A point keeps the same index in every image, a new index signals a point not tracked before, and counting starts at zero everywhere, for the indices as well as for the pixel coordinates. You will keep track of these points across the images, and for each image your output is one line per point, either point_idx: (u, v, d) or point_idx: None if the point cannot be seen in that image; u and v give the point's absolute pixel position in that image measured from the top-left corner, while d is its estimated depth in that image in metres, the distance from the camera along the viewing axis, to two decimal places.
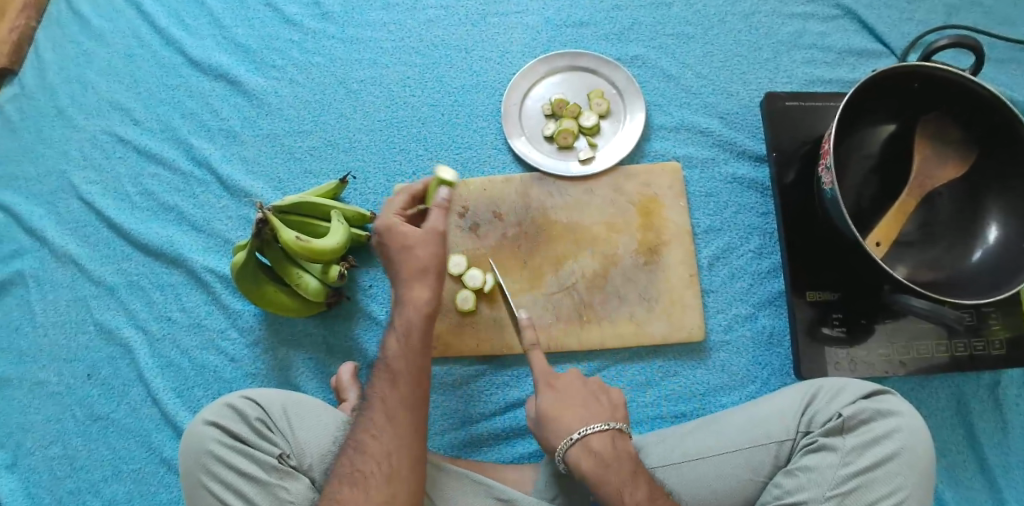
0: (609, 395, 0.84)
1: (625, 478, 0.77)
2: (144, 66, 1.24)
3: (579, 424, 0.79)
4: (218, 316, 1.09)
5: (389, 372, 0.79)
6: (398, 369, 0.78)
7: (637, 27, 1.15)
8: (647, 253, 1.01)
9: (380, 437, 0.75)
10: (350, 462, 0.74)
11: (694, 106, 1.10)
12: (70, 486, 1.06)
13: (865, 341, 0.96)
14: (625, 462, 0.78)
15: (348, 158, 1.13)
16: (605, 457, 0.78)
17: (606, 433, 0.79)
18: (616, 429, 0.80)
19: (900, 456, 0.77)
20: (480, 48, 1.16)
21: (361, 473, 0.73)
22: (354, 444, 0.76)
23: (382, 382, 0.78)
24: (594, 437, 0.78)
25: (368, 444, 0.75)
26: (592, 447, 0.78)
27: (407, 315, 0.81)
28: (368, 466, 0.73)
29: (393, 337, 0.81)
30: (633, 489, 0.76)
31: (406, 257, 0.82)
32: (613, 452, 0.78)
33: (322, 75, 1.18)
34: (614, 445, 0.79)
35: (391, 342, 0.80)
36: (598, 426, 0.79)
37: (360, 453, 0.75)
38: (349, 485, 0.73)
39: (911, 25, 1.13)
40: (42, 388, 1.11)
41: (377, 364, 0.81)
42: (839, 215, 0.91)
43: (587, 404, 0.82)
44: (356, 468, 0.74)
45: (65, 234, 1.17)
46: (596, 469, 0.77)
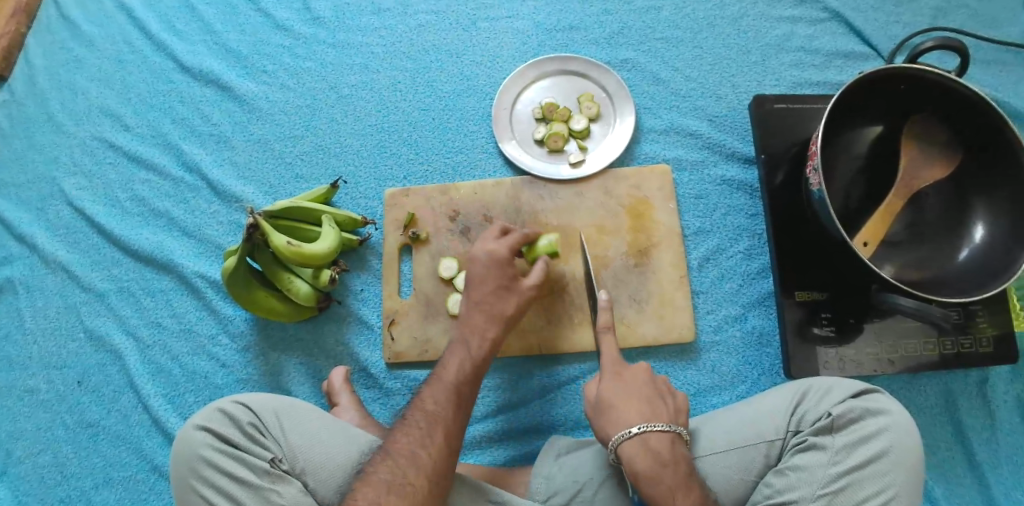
0: (674, 399, 0.85)
1: (679, 481, 0.76)
2: (135, 72, 1.24)
3: (641, 423, 0.80)
4: (209, 321, 1.09)
5: (455, 395, 0.83)
6: (463, 393, 0.84)
7: (626, 30, 1.16)
8: (638, 255, 1.02)
9: (435, 455, 0.77)
10: (401, 471, 0.75)
11: (683, 109, 1.11)
12: (60, 493, 1.05)
13: (854, 340, 0.96)
14: (681, 466, 0.77)
15: (339, 162, 1.13)
16: (662, 457, 0.77)
17: (666, 435, 0.79)
18: (676, 432, 0.80)
19: (889, 454, 0.77)
20: (471, 52, 1.17)
21: (410, 487, 0.74)
22: (405, 455, 0.76)
23: (447, 401, 0.82)
24: (654, 436, 0.78)
25: (421, 458, 0.76)
26: (651, 446, 0.78)
27: (476, 345, 0.88)
28: (419, 481, 0.75)
29: (460, 360, 0.87)
30: (685, 494, 0.75)
31: (490, 296, 0.90)
32: (671, 455, 0.78)
33: (314, 80, 1.18)
34: (670, 449, 0.78)
35: (459, 365, 0.86)
36: (661, 427, 0.79)
37: (414, 465, 0.75)
38: (398, 495, 0.73)
39: (897, 28, 1.14)
40: (31, 395, 1.10)
41: (438, 383, 0.84)
42: (826, 216, 0.92)
43: (656, 407, 0.82)
44: (406, 480, 0.74)
45: (54, 240, 1.17)
46: (651, 470, 0.77)
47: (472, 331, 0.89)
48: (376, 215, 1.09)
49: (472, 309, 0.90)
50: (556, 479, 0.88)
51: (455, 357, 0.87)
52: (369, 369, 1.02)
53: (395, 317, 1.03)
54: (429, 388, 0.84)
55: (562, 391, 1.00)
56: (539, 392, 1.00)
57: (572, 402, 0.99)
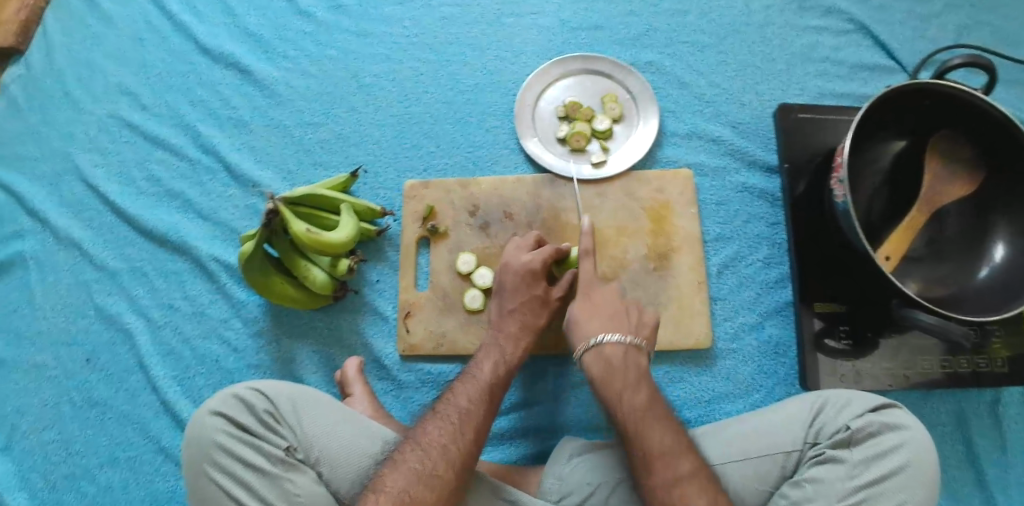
0: (638, 316, 0.87)
1: (629, 382, 0.80)
2: (154, 51, 1.23)
3: (596, 335, 0.84)
4: (222, 305, 1.08)
5: (488, 393, 0.83)
6: (495, 392, 0.83)
7: (652, 33, 1.15)
8: (657, 259, 1.01)
9: (465, 449, 0.77)
10: (432, 463, 0.75)
11: (706, 115, 1.11)
12: (64, 471, 1.04)
13: (870, 354, 0.96)
14: (633, 372, 0.82)
15: (359, 152, 1.12)
16: (614, 364, 0.82)
17: (620, 345, 0.83)
18: (632, 344, 0.83)
19: (906, 470, 0.77)
20: (495, 47, 1.16)
21: (439, 479, 0.74)
22: (435, 446, 0.76)
23: (480, 398, 0.82)
24: (609, 346, 0.83)
25: (451, 451, 0.76)
26: (605, 355, 0.83)
27: (510, 348, 0.88)
28: (447, 474, 0.74)
29: (487, 361, 0.87)
30: (634, 393, 0.79)
31: (516, 297, 0.91)
32: (622, 361, 0.82)
33: (335, 68, 1.18)
34: (624, 358, 0.82)
35: (485, 365, 0.86)
36: (618, 338, 0.83)
37: (444, 457, 0.75)
38: (426, 486, 0.73)
39: (922, 43, 1.14)
40: (39, 371, 1.10)
41: (470, 379, 0.84)
42: (850, 227, 0.91)
43: (621, 324, 0.85)
44: (435, 472, 0.74)
45: (68, 217, 1.16)
46: (603, 376, 0.82)
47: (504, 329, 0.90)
48: (394, 207, 1.08)
49: (505, 313, 0.91)
50: (568, 480, 0.87)
51: (482, 358, 0.87)
52: (382, 360, 1.02)
53: (410, 309, 1.02)
54: (461, 384, 0.84)
55: (575, 392, 1.00)
56: (553, 392, 1.00)
57: (585, 404, 0.99)
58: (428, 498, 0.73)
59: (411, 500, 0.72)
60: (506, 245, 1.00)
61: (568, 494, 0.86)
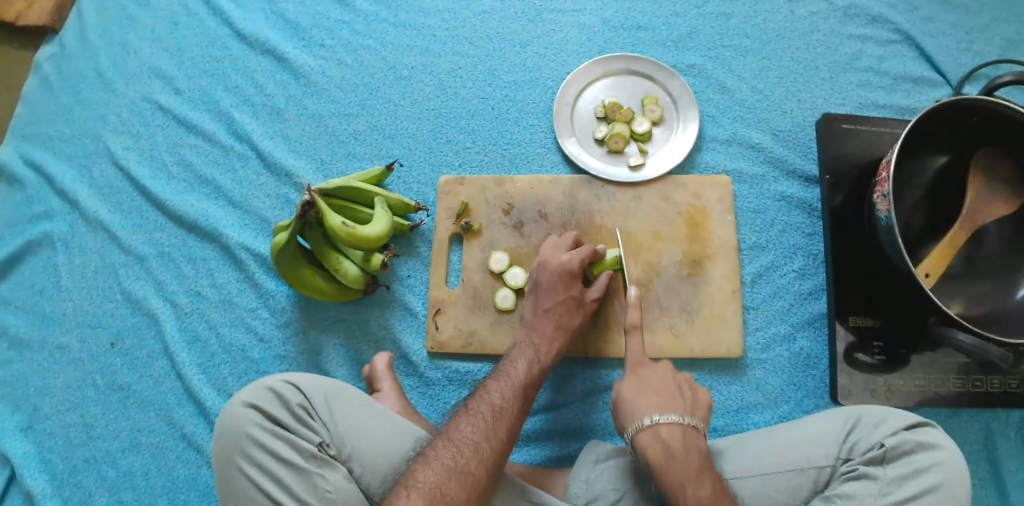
0: (693, 395, 0.85)
1: (692, 469, 0.76)
2: (189, 35, 1.22)
3: (651, 415, 0.81)
4: (250, 294, 1.08)
5: (521, 393, 0.82)
6: (527, 391, 0.83)
7: (694, 35, 1.14)
8: (691, 265, 1.00)
9: (498, 448, 0.76)
10: (465, 459, 0.74)
11: (747, 121, 1.09)
12: (86, 454, 1.04)
13: (901, 370, 0.95)
14: (694, 460, 0.77)
15: (393, 145, 1.11)
16: (672, 447, 0.78)
17: (677, 426, 0.80)
18: (690, 424, 0.81)
19: (941, 489, 0.76)
20: (535, 43, 1.15)
21: (472, 476, 0.73)
22: (467, 443, 0.75)
23: (514, 396, 0.81)
24: (665, 428, 0.80)
25: (484, 449, 0.75)
26: (661, 436, 0.79)
27: (546, 350, 0.88)
28: (479, 471, 0.74)
29: (521, 361, 0.86)
30: (696, 485, 0.75)
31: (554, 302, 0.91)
32: (682, 444, 0.79)
33: (372, 58, 1.16)
34: (683, 441, 0.79)
35: (519, 365, 0.86)
36: (673, 418, 0.81)
37: (477, 454, 0.74)
38: (457, 481, 0.72)
39: (968, 57, 1.12)
40: (64, 352, 1.10)
41: (503, 377, 0.84)
42: (891, 243, 0.90)
43: (675, 406, 0.82)
44: (468, 468, 0.73)
45: (97, 198, 1.15)
46: (661, 459, 0.78)
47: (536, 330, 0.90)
48: (428, 202, 1.08)
49: (540, 314, 0.90)
50: (595, 485, 0.87)
51: (516, 357, 0.87)
52: (410, 356, 1.01)
53: (441, 306, 1.02)
54: (494, 382, 0.83)
55: (602, 396, 0.99)
56: (580, 395, 0.99)
57: (612, 409, 0.98)
58: (460, 495, 0.71)
59: (442, 495, 0.71)
60: (542, 244, 0.99)
61: (595, 498, 0.86)
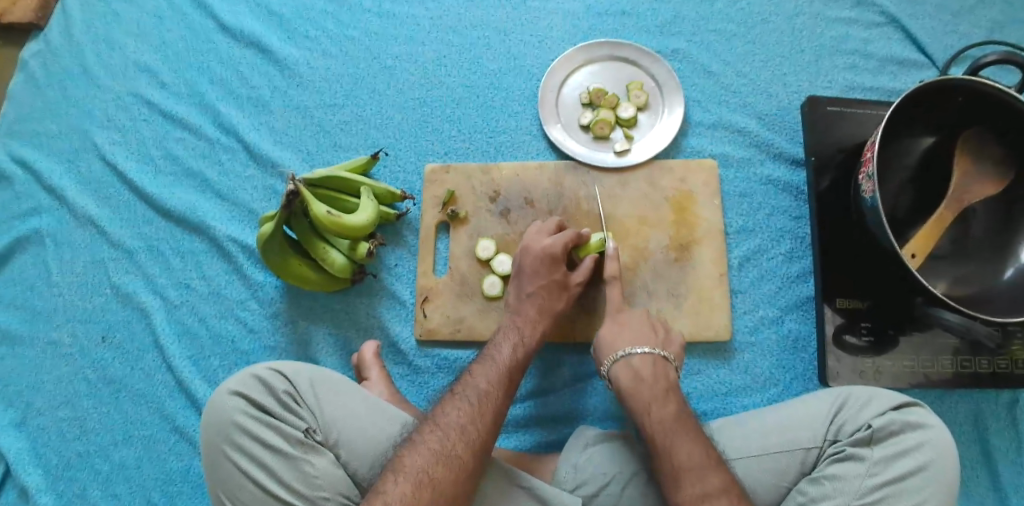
0: (666, 334, 0.91)
1: (658, 393, 0.82)
2: (174, 29, 1.22)
3: (625, 346, 0.87)
4: (239, 286, 1.08)
5: (508, 378, 0.82)
6: (513, 376, 0.83)
7: (679, 20, 1.13)
8: (678, 250, 1.01)
9: (484, 431, 0.76)
10: (452, 443, 0.74)
11: (732, 105, 1.09)
12: (79, 448, 1.05)
13: (890, 352, 0.95)
14: (661, 382, 0.84)
15: (380, 135, 1.11)
16: (643, 374, 0.84)
17: (648, 357, 0.86)
18: (660, 356, 0.87)
19: (929, 469, 0.76)
20: (519, 31, 1.14)
21: (459, 460, 0.73)
22: (454, 427, 0.75)
23: (500, 381, 0.81)
24: (637, 358, 0.86)
25: (470, 432, 0.75)
26: (633, 366, 0.85)
27: (532, 333, 0.88)
28: (467, 455, 0.74)
29: (508, 345, 0.86)
30: (661, 404, 0.81)
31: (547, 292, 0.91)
32: (651, 371, 0.85)
33: (357, 49, 1.16)
34: (653, 369, 0.85)
35: (506, 349, 0.86)
36: (645, 349, 0.87)
37: (464, 439, 0.75)
38: (444, 465, 0.72)
39: (954, 38, 1.11)
40: (55, 348, 1.10)
41: (488, 362, 0.84)
42: (877, 224, 0.90)
43: (647, 338, 0.89)
44: (455, 452, 0.73)
45: (85, 194, 1.15)
46: (632, 384, 0.84)
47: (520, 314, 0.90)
48: (415, 190, 1.07)
49: (524, 298, 0.91)
50: (584, 470, 0.87)
51: (502, 342, 0.87)
52: (399, 345, 1.02)
53: (428, 294, 1.02)
54: (480, 367, 0.83)
55: (590, 382, 0.99)
56: (569, 381, 0.99)
57: (601, 394, 0.99)
58: (447, 479, 0.72)
59: (430, 479, 0.71)
60: (526, 231, 0.99)
61: (583, 483, 0.86)
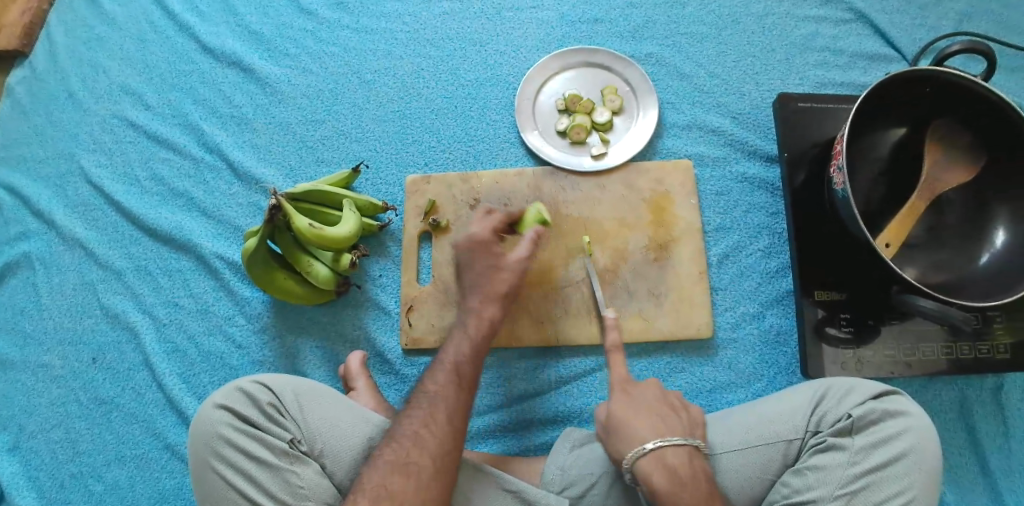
0: (688, 415, 0.84)
1: (702, 497, 0.75)
2: (157, 51, 1.24)
3: (655, 437, 0.78)
4: (226, 302, 1.09)
5: (457, 377, 0.82)
6: (464, 373, 0.83)
7: (651, 25, 1.15)
8: (657, 250, 1.02)
9: (439, 435, 0.77)
10: (406, 452, 0.76)
11: (706, 105, 1.11)
12: (72, 469, 1.05)
13: (872, 342, 0.96)
14: (702, 482, 0.77)
15: (361, 148, 1.13)
16: (681, 471, 0.77)
17: (682, 449, 0.78)
18: (694, 447, 0.79)
19: (909, 456, 0.77)
20: (495, 41, 1.16)
21: (415, 466, 0.75)
22: (407, 436, 0.77)
23: (449, 381, 0.82)
24: (670, 451, 0.78)
25: (424, 438, 0.77)
26: (668, 462, 0.77)
27: (478, 329, 0.87)
28: (424, 460, 0.75)
29: (460, 342, 0.86)
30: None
31: (489, 277, 0.89)
32: (689, 469, 0.77)
33: (337, 65, 1.18)
34: (690, 466, 0.77)
35: (457, 347, 0.85)
36: (678, 441, 0.78)
37: (417, 445, 0.76)
38: (402, 475, 0.74)
39: (922, 31, 1.13)
40: (46, 370, 1.11)
41: (439, 365, 0.84)
42: (850, 216, 0.91)
43: (674, 425, 0.81)
44: (411, 459, 0.75)
45: (73, 217, 1.17)
46: (670, 485, 0.76)
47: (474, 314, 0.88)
48: (397, 201, 1.09)
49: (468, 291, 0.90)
50: (570, 471, 0.87)
51: (454, 340, 0.86)
52: (385, 354, 1.03)
53: (413, 303, 1.03)
54: (430, 372, 0.84)
55: (576, 383, 1.00)
56: (554, 383, 1.00)
57: (587, 395, 0.99)
58: (407, 487, 0.73)
59: (389, 492, 0.73)
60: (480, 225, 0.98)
61: (570, 484, 0.87)
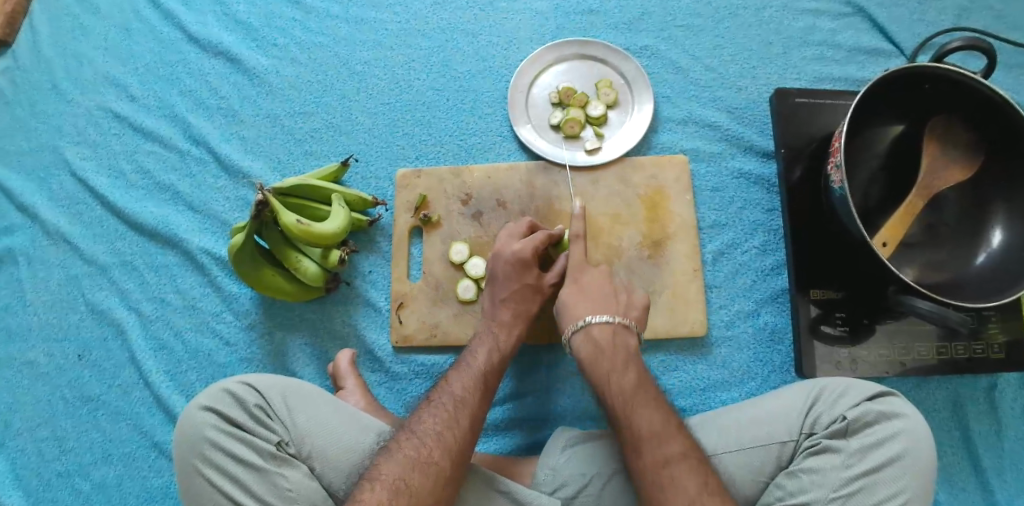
0: (628, 298, 0.90)
1: (616, 364, 0.82)
2: (142, 41, 1.21)
3: (586, 315, 0.87)
4: (214, 299, 1.07)
5: (481, 381, 0.85)
6: (488, 379, 0.86)
7: (646, 17, 1.13)
8: (652, 247, 1.00)
9: (461, 437, 0.78)
10: (428, 451, 0.76)
11: (702, 100, 1.09)
12: (59, 467, 1.04)
13: (866, 341, 0.95)
14: (620, 351, 0.84)
15: (350, 141, 1.11)
16: (601, 344, 0.84)
17: (608, 326, 0.86)
18: (621, 323, 0.86)
19: (906, 457, 0.76)
20: (487, 33, 1.14)
21: (435, 466, 0.75)
22: (430, 434, 0.78)
23: (475, 386, 0.84)
24: (596, 327, 0.86)
25: (446, 437, 0.78)
26: (592, 336, 0.85)
27: (507, 338, 0.90)
28: (444, 462, 0.76)
29: (482, 346, 0.89)
30: (621, 374, 0.81)
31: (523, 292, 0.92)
32: (610, 341, 0.85)
33: (325, 56, 1.16)
34: (612, 338, 0.85)
35: (481, 352, 0.89)
36: (604, 318, 0.86)
37: (440, 444, 0.77)
38: (421, 472, 0.74)
39: (921, 26, 1.11)
40: (32, 367, 1.09)
41: (464, 368, 0.86)
42: (847, 214, 0.90)
43: (609, 305, 0.88)
44: (432, 459, 0.75)
45: (57, 211, 1.14)
46: (590, 355, 0.84)
47: (500, 325, 0.91)
48: (386, 196, 1.07)
49: (499, 303, 0.92)
50: (562, 471, 0.86)
51: (478, 343, 0.90)
52: (376, 352, 1.01)
53: (403, 300, 1.02)
54: (455, 372, 0.86)
55: (570, 381, 0.99)
56: (549, 381, 0.99)
57: (580, 393, 0.99)
58: (425, 486, 0.74)
59: (408, 486, 0.73)
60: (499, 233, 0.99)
61: (562, 485, 0.85)
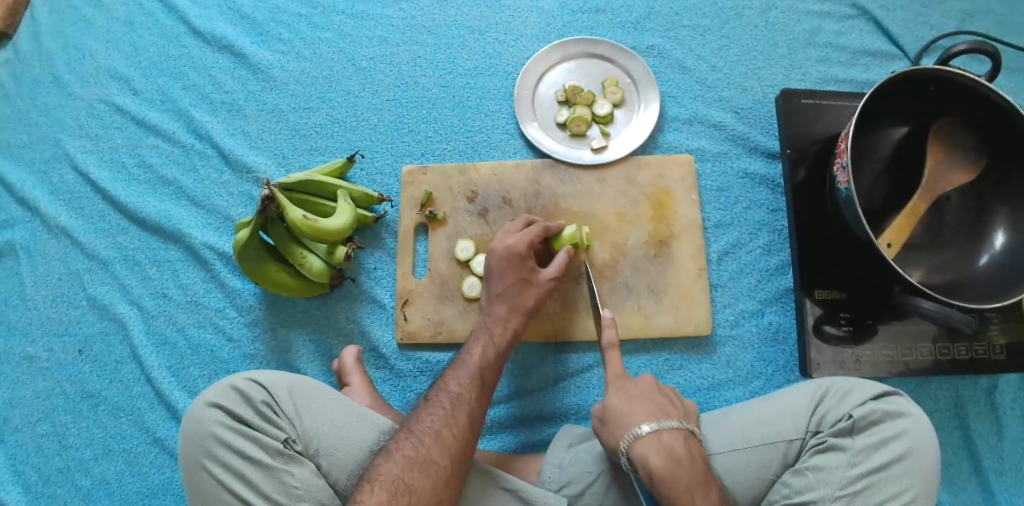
0: (682, 403, 0.85)
1: (697, 480, 0.75)
2: (146, 34, 1.20)
3: (652, 421, 0.79)
4: (217, 295, 1.07)
5: (479, 380, 0.85)
6: (486, 377, 0.86)
7: (653, 16, 1.14)
8: (657, 245, 1.01)
9: (460, 434, 0.78)
10: (427, 449, 0.76)
11: (708, 99, 1.10)
12: (58, 464, 1.03)
13: (870, 341, 0.95)
14: (698, 463, 0.77)
15: (356, 137, 1.11)
16: (678, 454, 0.76)
17: (677, 432, 0.78)
18: (687, 429, 0.80)
19: (911, 456, 0.77)
20: (494, 30, 1.14)
21: (434, 464, 0.75)
22: (427, 433, 0.77)
23: (471, 383, 0.84)
24: (667, 433, 0.78)
25: (445, 436, 0.77)
26: (664, 442, 0.77)
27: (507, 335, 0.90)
28: (443, 460, 0.76)
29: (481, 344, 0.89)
30: (703, 493, 0.75)
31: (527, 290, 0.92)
32: (686, 450, 0.77)
33: (330, 51, 1.15)
34: (686, 446, 0.78)
35: (479, 350, 0.88)
36: (673, 424, 0.79)
37: (438, 443, 0.77)
38: (419, 470, 0.74)
39: (924, 29, 1.12)
40: (31, 362, 1.08)
41: (461, 366, 0.86)
42: (852, 214, 0.90)
43: (670, 412, 0.81)
44: (430, 457, 0.75)
45: (58, 204, 1.13)
46: (666, 465, 0.75)
47: (502, 323, 0.91)
48: (392, 193, 1.07)
49: (504, 300, 0.92)
50: (568, 468, 0.86)
51: (476, 341, 0.90)
52: (380, 349, 1.01)
53: (408, 297, 1.02)
54: (453, 371, 0.86)
55: (574, 380, 0.99)
56: (554, 379, 0.99)
57: (585, 391, 0.99)
58: (425, 484, 0.73)
59: (406, 486, 0.73)
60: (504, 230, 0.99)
61: (569, 482, 0.86)
